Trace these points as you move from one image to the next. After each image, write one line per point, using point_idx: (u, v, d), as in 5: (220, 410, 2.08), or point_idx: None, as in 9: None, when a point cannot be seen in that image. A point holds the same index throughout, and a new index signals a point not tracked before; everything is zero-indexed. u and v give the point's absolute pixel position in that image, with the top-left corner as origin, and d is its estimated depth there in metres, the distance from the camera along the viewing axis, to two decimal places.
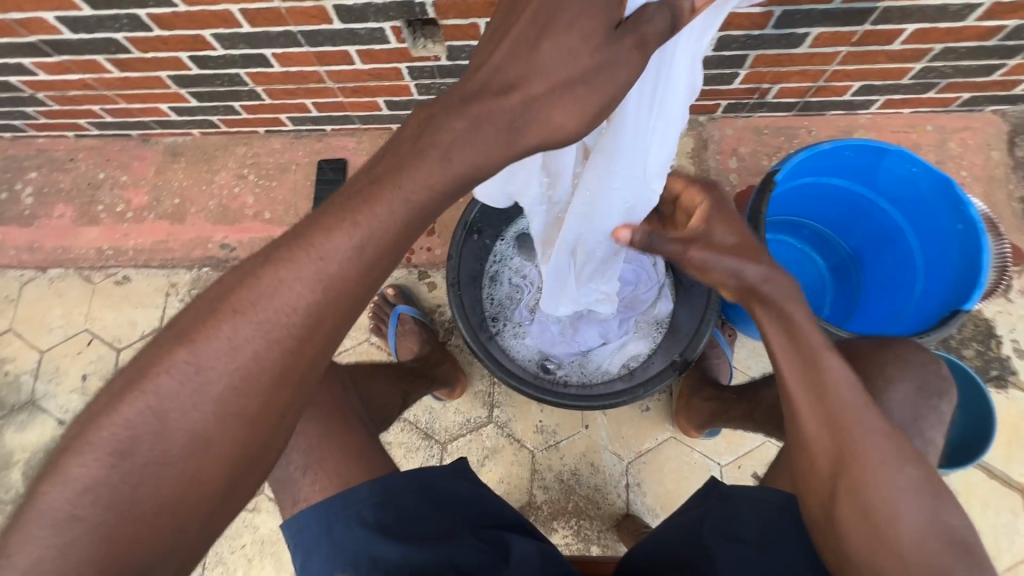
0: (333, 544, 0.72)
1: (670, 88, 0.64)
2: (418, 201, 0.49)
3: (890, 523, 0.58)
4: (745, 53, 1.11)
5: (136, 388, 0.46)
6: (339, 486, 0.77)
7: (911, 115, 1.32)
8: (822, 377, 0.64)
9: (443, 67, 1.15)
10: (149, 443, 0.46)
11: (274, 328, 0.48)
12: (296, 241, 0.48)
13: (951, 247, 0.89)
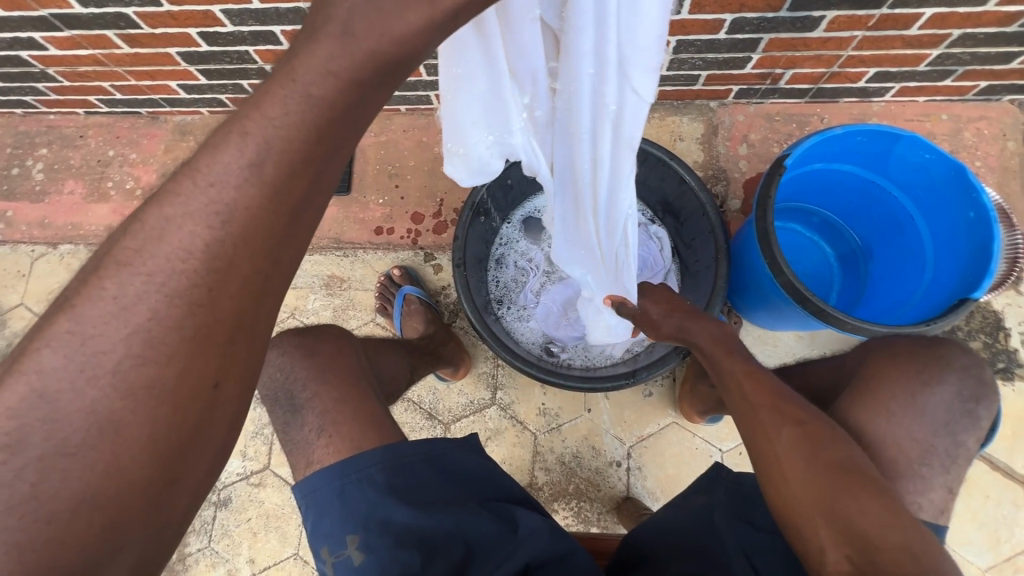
0: (345, 507, 0.73)
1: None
2: (322, 96, 0.39)
3: (780, 479, 0.63)
4: (759, 37, 1.09)
5: (16, 368, 0.39)
6: (351, 451, 0.78)
7: (925, 104, 1.30)
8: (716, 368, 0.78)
9: None
10: (41, 433, 0.38)
11: (169, 278, 0.40)
12: (184, 172, 0.42)
13: (962, 234, 0.87)
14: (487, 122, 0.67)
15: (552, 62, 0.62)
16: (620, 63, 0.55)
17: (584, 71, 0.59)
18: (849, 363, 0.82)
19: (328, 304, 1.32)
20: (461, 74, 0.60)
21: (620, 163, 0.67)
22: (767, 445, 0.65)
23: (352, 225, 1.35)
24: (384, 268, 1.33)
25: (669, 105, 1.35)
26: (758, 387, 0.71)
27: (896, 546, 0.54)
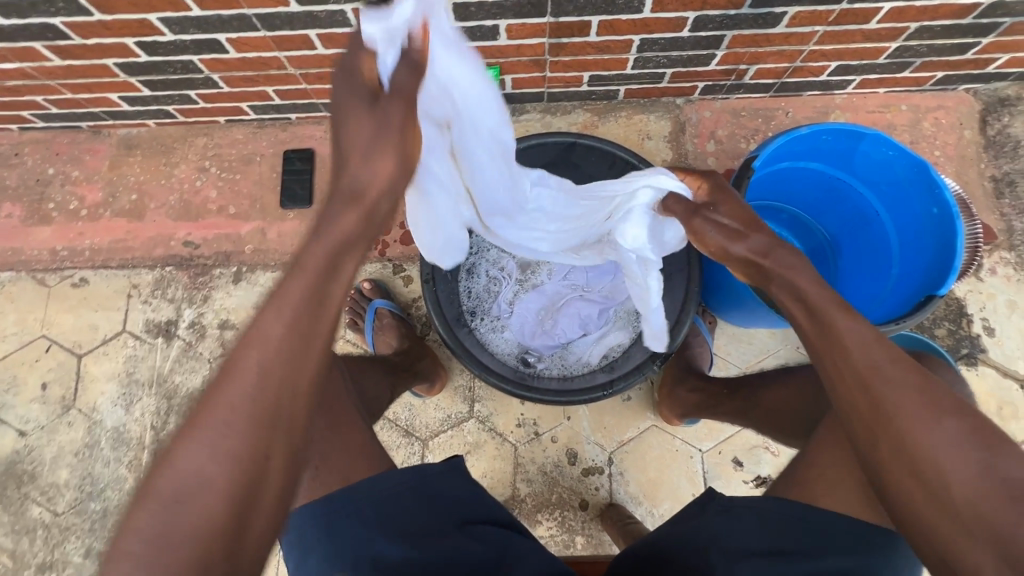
0: (333, 545, 0.70)
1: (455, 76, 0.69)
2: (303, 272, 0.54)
3: (942, 484, 0.55)
4: (722, 34, 1.08)
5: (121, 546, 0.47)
6: (333, 486, 0.75)
7: (885, 95, 1.32)
8: (832, 332, 0.64)
9: None
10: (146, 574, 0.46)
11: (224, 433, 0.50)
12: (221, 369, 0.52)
13: (926, 229, 0.89)
14: (459, 232, 0.97)
15: (455, 163, 0.84)
16: (483, 116, 0.77)
17: (485, 162, 0.86)
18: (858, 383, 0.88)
19: None
20: (432, 217, 0.90)
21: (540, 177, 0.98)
22: (926, 444, 0.56)
23: None
24: (352, 282, 1.28)
25: (636, 103, 1.34)
26: (909, 372, 0.59)
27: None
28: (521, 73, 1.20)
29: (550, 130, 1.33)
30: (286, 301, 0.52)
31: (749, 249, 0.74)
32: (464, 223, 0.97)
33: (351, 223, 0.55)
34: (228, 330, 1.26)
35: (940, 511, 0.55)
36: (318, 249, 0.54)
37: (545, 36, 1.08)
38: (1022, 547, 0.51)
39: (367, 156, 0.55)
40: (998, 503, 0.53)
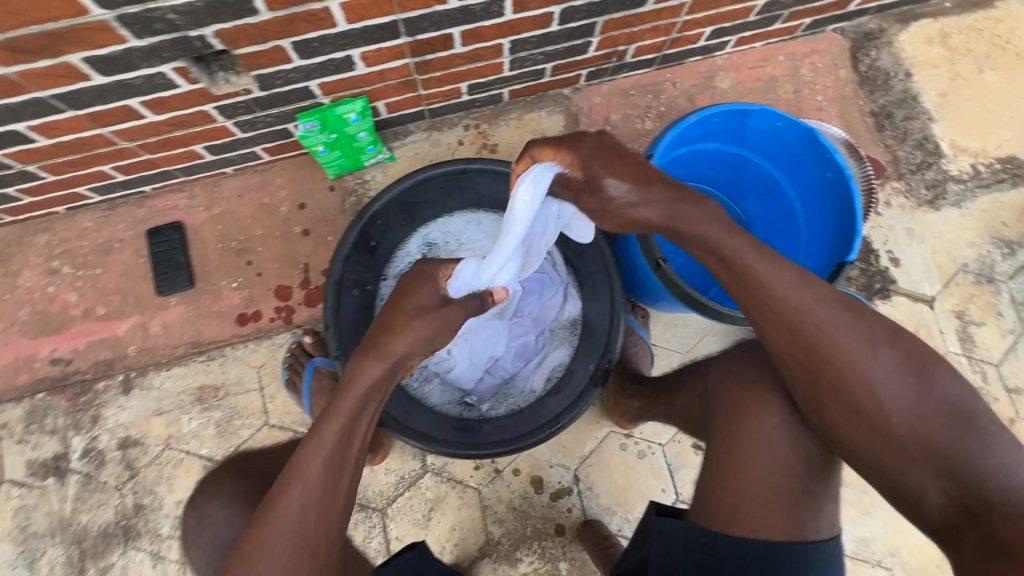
0: None
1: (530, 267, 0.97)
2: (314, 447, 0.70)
3: (883, 420, 0.65)
4: (593, 21, 1.02)
5: None
6: None
7: (763, 48, 1.32)
8: (760, 293, 0.69)
9: (260, 98, 0.98)
10: None
11: None
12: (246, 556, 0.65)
13: (824, 194, 0.90)
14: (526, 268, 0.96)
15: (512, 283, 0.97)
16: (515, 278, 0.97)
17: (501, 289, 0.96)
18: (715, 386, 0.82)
19: (208, 421, 1.13)
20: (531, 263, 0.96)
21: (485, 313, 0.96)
22: (867, 383, 0.65)
23: (208, 320, 1.16)
24: (262, 361, 1.15)
25: (524, 102, 1.26)
26: (840, 312, 0.67)
27: (1014, 479, 0.61)
28: (393, 96, 1.09)
29: (440, 148, 1.24)
30: (301, 478, 0.68)
31: (653, 215, 0.74)
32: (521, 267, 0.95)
33: (373, 382, 0.77)
34: (131, 448, 1.11)
35: (883, 442, 0.65)
36: (344, 404, 0.74)
37: (408, 56, 0.98)
38: (955, 457, 0.63)
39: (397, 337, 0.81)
40: (932, 423, 0.64)
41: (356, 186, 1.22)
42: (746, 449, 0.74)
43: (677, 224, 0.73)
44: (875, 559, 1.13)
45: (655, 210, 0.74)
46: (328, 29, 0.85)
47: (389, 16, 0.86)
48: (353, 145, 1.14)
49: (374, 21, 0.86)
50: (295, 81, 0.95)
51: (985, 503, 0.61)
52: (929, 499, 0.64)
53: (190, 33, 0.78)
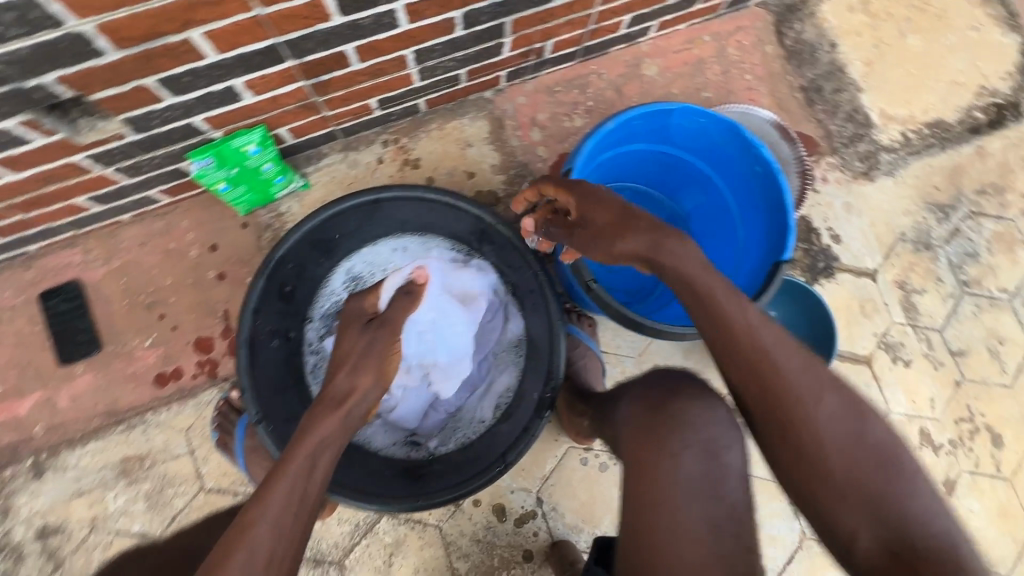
0: None
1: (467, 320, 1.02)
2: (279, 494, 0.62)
3: (822, 454, 0.62)
4: (500, 22, 0.94)
5: None
6: None
7: (687, 30, 1.27)
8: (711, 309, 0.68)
9: (138, 141, 0.87)
10: None
11: None
12: None
13: (755, 189, 0.86)
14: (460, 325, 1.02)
15: (453, 334, 1.02)
16: (455, 329, 1.02)
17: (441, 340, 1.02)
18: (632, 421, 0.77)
19: (136, 495, 1.03)
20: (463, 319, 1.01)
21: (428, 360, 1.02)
22: (808, 417, 0.63)
23: (123, 385, 1.06)
24: (189, 421, 1.06)
25: (444, 110, 1.18)
26: (782, 338, 0.66)
27: (938, 528, 0.59)
28: (295, 121, 1.00)
29: (359, 168, 1.15)
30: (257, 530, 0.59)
31: (637, 244, 0.72)
32: (453, 321, 1.01)
33: (331, 428, 0.71)
34: (52, 537, 1.01)
35: (818, 479, 0.62)
36: (300, 451, 0.67)
37: (300, 80, 0.88)
38: (882, 500, 0.60)
39: (352, 371, 0.77)
40: (861, 464, 0.61)
41: (271, 219, 1.13)
42: (655, 513, 0.69)
43: (651, 250, 0.71)
44: None
45: (640, 239, 0.71)
46: (197, 61, 0.75)
47: (266, 41, 0.77)
48: (259, 178, 1.04)
49: (249, 47, 0.77)
50: (174, 119, 0.85)
51: (915, 549, 0.57)
52: (860, 547, 0.60)
53: (28, 83, 0.68)
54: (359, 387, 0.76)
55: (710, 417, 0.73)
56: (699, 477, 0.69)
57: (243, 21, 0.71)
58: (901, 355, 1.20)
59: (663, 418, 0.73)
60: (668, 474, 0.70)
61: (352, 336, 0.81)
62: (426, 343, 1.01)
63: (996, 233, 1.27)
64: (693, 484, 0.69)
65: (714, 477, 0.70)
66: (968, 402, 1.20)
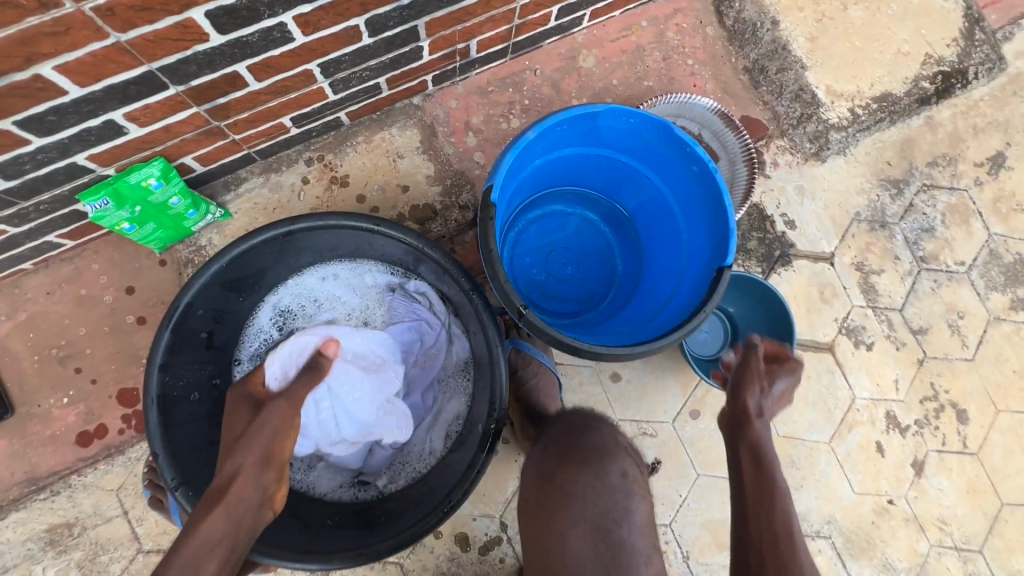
0: None
1: (367, 379, 0.93)
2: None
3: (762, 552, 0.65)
4: (412, 25, 0.87)
5: None
6: None
7: (623, 16, 1.20)
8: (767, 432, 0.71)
9: (14, 188, 0.79)
10: None
11: None
12: None
13: (695, 189, 0.81)
14: (360, 389, 0.92)
15: (353, 399, 0.92)
16: (357, 393, 0.92)
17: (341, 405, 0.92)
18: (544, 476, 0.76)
19: (67, 565, 0.96)
20: (363, 383, 0.92)
21: (328, 426, 0.92)
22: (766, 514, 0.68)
23: (41, 449, 0.98)
24: (119, 481, 0.98)
25: (369, 121, 1.10)
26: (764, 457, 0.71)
27: None
28: (199, 149, 0.91)
29: (282, 191, 1.07)
30: None
31: None
32: (352, 388, 0.92)
33: (218, 524, 0.62)
34: None
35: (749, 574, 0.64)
36: (185, 546, 0.59)
37: (193, 106, 0.80)
38: None
39: (237, 455, 0.69)
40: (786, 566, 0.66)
41: (191, 254, 1.05)
42: None
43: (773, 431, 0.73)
44: (814, 530, 1.11)
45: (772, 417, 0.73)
46: (58, 98, 0.67)
47: (138, 69, 0.68)
48: (168, 214, 0.96)
49: (119, 77, 0.68)
50: (50, 162, 0.76)
51: None
52: None
53: None
54: (245, 470, 0.67)
55: (599, 488, 0.72)
56: (591, 558, 0.68)
57: (101, 50, 0.63)
58: (863, 339, 1.18)
59: (553, 494, 0.73)
60: (556, 551, 0.70)
61: (245, 420, 0.73)
62: (322, 412, 0.91)
63: (950, 206, 1.24)
64: (587, 563, 0.68)
65: (606, 555, 0.68)
66: (932, 381, 1.19)
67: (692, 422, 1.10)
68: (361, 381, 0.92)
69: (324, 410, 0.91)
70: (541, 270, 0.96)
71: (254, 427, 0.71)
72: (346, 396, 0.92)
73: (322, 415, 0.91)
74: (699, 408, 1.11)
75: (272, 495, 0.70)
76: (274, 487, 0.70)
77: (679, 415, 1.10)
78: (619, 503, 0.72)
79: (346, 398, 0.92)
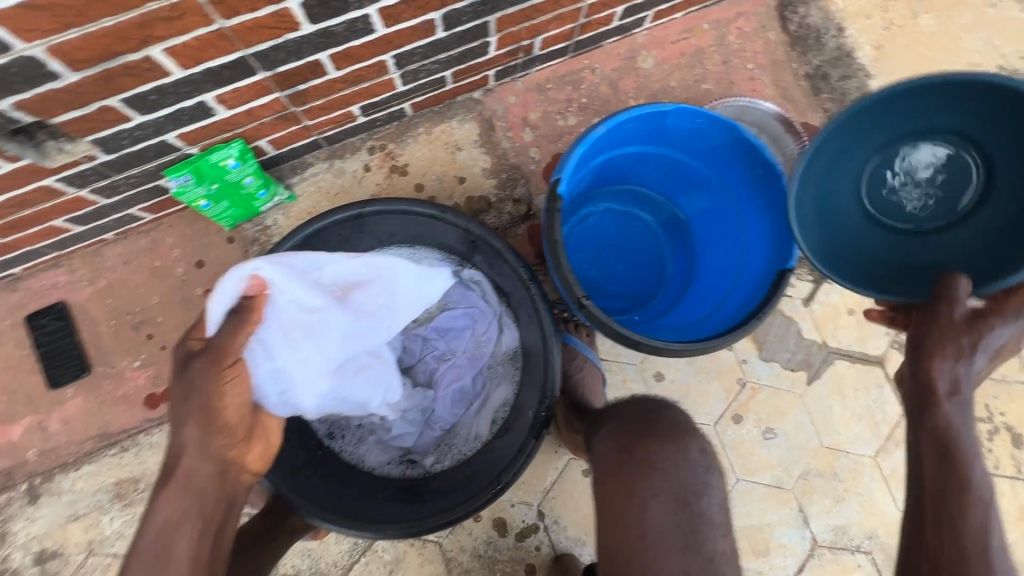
0: None
1: (318, 307, 0.77)
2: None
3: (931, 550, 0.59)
4: (484, 21, 0.90)
5: None
6: None
7: (684, 19, 1.21)
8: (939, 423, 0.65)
9: (111, 162, 0.84)
10: None
11: None
12: None
13: (758, 192, 0.82)
14: (315, 314, 0.76)
15: (316, 323, 0.76)
16: (317, 323, 0.77)
17: (312, 344, 0.76)
18: (622, 442, 0.72)
19: (131, 518, 1.02)
20: (314, 306, 0.76)
21: (316, 374, 0.78)
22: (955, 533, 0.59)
23: (114, 408, 1.04)
24: None
25: (431, 113, 1.14)
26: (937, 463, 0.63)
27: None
28: (273, 132, 0.96)
29: (345, 177, 1.11)
30: None
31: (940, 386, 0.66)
32: (306, 314, 0.75)
33: (174, 504, 0.59)
34: (49, 562, 1.00)
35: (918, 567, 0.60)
36: (147, 533, 0.58)
37: (275, 91, 0.84)
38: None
39: (177, 429, 0.61)
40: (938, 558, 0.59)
41: (257, 233, 1.10)
42: (624, 535, 0.67)
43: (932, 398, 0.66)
44: (855, 545, 1.09)
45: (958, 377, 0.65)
46: (162, 78, 0.72)
47: (234, 54, 0.73)
48: (241, 193, 1.01)
49: (217, 61, 0.73)
50: (146, 138, 0.82)
51: None
52: None
53: None
54: (189, 442, 0.61)
55: (680, 461, 0.69)
56: (671, 528, 0.66)
57: (207, 35, 0.67)
58: None
59: (632, 464, 0.70)
60: (637, 521, 0.67)
61: (174, 389, 0.62)
62: (296, 365, 0.74)
63: None
64: (667, 534, 0.65)
65: (687, 526, 0.66)
66: (987, 402, 1.15)
67: (734, 426, 1.10)
68: (317, 309, 0.76)
69: (298, 361, 0.74)
70: (591, 265, 0.97)
71: (179, 397, 0.61)
72: (308, 329, 0.75)
73: (300, 370, 0.75)
74: (742, 413, 1.11)
75: (232, 454, 0.66)
76: (227, 451, 0.65)
77: (721, 419, 1.10)
78: (699, 477, 0.69)
79: (310, 333, 0.76)
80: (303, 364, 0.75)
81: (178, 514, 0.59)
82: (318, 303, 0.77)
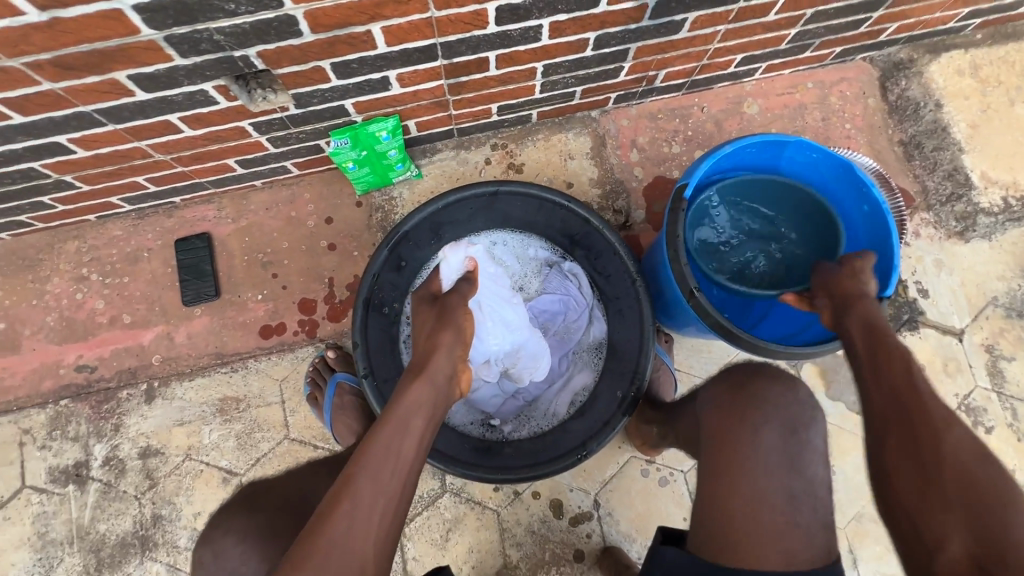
0: None
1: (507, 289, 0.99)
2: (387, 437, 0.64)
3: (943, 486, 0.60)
4: (626, 47, 1.02)
5: None
6: None
7: (791, 75, 1.32)
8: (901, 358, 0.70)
9: (296, 116, 0.99)
10: None
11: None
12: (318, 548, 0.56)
13: (861, 226, 0.90)
14: (504, 292, 0.99)
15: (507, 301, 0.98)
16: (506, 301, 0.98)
17: (504, 316, 0.97)
18: (737, 377, 0.80)
19: (228, 433, 1.13)
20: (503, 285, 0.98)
21: (506, 341, 0.98)
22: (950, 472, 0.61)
23: (232, 332, 1.17)
24: (285, 373, 1.15)
25: (551, 123, 1.27)
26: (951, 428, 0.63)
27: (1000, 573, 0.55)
28: (422, 115, 1.10)
29: (467, 166, 1.24)
30: (369, 463, 0.61)
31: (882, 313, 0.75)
32: (498, 292, 0.98)
33: (422, 391, 0.69)
34: (151, 458, 1.11)
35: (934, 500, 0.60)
36: (403, 401, 0.68)
37: (442, 78, 0.98)
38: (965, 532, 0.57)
39: (432, 333, 0.76)
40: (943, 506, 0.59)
41: (383, 202, 1.23)
42: (729, 452, 0.74)
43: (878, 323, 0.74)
44: None
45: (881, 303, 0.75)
46: (368, 50, 0.86)
47: (428, 40, 0.87)
48: (382, 163, 1.15)
49: (414, 44, 0.87)
50: (331, 100, 0.96)
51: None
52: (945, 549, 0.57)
53: (234, 52, 0.79)
54: (441, 345, 0.74)
55: (790, 398, 0.76)
56: (778, 453, 0.72)
57: (417, 20, 0.82)
58: (983, 421, 1.17)
59: (745, 397, 0.77)
60: (751, 445, 0.73)
61: (426, 313, 0.80)
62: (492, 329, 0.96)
63: None
64: (775, 456, 0.72)
65: (793, 452, 0.73)
66: None
67: None
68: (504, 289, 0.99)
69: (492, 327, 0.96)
70: None
71: (444, 314, 0.78)
72: (501, 302, 0.97)
73: (495, 334, 0.97)
74: None
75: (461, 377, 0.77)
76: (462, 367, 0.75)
77: None
78: (807, 411, 0.75)
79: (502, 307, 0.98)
80: (497, 330, 0.97)
81: (429, 399, 0.69)
82: (506, 285, 0.99)
